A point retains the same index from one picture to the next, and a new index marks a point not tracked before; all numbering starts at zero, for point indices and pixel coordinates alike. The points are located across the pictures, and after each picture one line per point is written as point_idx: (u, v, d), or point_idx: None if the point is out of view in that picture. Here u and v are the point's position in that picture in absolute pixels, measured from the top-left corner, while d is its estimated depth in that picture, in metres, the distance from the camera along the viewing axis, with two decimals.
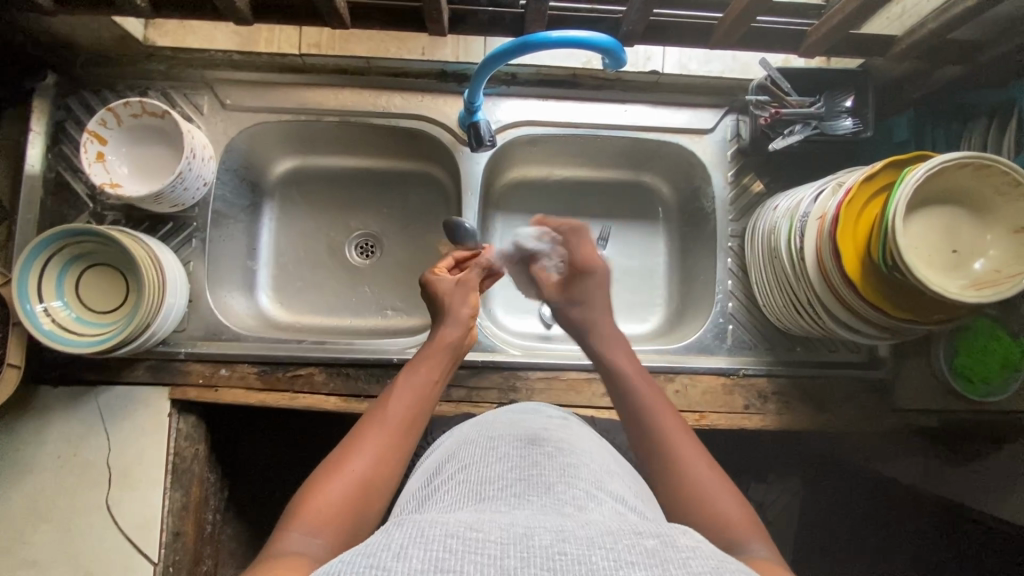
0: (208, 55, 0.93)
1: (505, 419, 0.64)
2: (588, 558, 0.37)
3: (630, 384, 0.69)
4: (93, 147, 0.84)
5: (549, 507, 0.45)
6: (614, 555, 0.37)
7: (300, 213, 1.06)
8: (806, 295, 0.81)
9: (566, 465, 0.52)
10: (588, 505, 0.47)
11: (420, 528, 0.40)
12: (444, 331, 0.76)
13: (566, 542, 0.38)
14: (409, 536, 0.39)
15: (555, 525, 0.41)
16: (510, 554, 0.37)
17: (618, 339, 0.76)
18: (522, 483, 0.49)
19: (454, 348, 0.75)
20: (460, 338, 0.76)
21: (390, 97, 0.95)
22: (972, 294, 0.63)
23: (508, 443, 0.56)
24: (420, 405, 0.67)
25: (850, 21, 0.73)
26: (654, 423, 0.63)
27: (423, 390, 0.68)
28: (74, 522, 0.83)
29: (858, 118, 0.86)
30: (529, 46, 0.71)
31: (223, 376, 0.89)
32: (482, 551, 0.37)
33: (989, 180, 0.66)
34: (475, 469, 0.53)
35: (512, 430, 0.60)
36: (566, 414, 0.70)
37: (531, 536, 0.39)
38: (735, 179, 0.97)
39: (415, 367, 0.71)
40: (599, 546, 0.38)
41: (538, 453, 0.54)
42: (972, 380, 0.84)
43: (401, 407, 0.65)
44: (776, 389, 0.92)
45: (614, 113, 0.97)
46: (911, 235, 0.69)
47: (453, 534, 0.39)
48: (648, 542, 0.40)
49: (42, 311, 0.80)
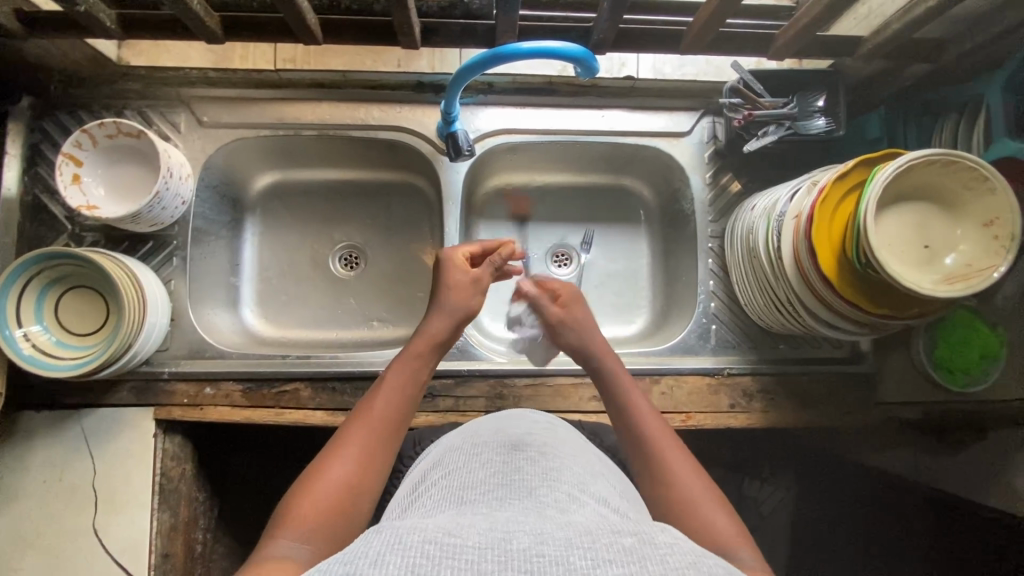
0: (183, 73, 0.93)
1: (489, 426, 0.64)
2: (566, 559, 0.37)
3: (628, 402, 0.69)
4: (69, 169, 0.83)
5: (530, 508, 0.46)
6: (592, 554, 0.38)
7: (281, 226, 1.06)
8: (785, 295, 0.82)
9: (548, 468, 0.53)
10: (571, 506, 0.47)
11: (397, 535, 0.40)
12: (430, 324, 0.74)
13: (545, 544, 0.39)
14: (386, 543, 0.39)
15: (534, 528, 0.42)
16: (488, 557, 0.38)
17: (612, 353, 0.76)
18: (504, 487, 0.50)
19: (439, 345, 0.74)
20: (447, 332, 0.75)
21: (369, 109, 0.95)
22: (944, 290, 0.64)
23: (491, 449, 0.57)
24: (403, 405, 0.66)
25: (818, 22, 0.74)
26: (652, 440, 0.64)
27: (407, 391, 0.68)
28: (60, 547, 0.83)
29: (831, 116, 0.87)
30: (500, 58, 0.71)
31: (208, 394, 0.88)
32: (460, 555, 0.38)
33: (956, 176, 0.67)
34: (458, 475, 0.53)
35: (496, 436, 0.60)
36: (551, 418, 0.71)
37: (509, 540, 0.40)
38: (713, 179, 0.98)
39: (398, 365, 0.70)
40: (577, 546, 0.39)
41: (520, 458, 0.54)
42: (953, 371, 0.86)
43: (383, 410, 0.64)
44: (760, 387, 0.93)
45: (591, 118, 0.98)
46: (882, 232, 0.70)
47: (431, 539, 0.39)
48: (626, 540, 0.40)
49: (21, 336, 0.79)
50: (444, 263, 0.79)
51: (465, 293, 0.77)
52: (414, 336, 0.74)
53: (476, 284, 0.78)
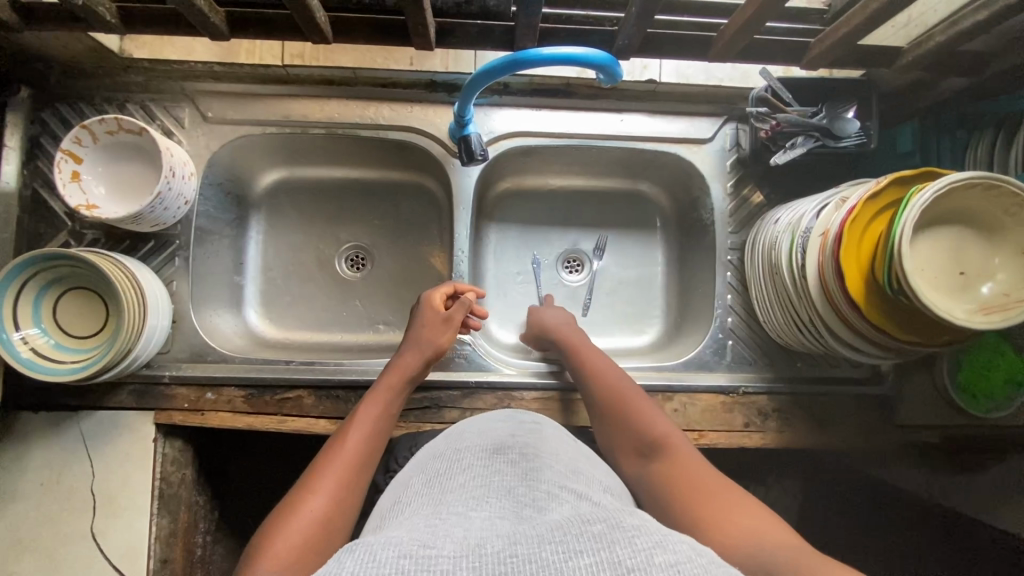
0: (188, 67, 0.89)
1: (476, 429, 0.62)
2: (538, 556, 0.36)
3: (575, 348, 0.82)
4: (68, 166, 0.80)
5: (507, 510, 0.44)
6: (564, 547, 0.37)
7: (288, 223, 1.03)
8: (808, 315, 0.79)
9: (529, 468, 0.51)
10: (549, 505, 0.45)
11: (372, 552, 0.37)
12: (402, 357, 0.77)
13: (517, 545, 0.38)
14: (361, 563, 0.36)
15: (506, 530, 0.41)
16: (462, 566, 0.36)
17: (583, 342, 0.83)
18: (481, 489, 0.48)
19: (411, 377, 0.77)
20: (420, 366, 0.78)
21: (379, 108, 0.92)
22: (981, 323, 0.61)
23: (472, 453, 0.55)
24: (373, 436, 0.66)
25: (856, 34, 0.70)
26: (604, 374, 0.76)
27: (378, 421, 0.68)
28: (57, 552, 0.81)
29: (863, 129, 0.83)
30: (519, 64, 0.68)
31: (209, 399, 0.86)
32: (435, 567, 0.35)
33: (999, 201, 0.64)
34: (437, 483, 0.51)
35: (479, 440, 0.58)
36: (540, 418, 0.68)
37: (482, 546, 0.38)
38: (734, 190, 0.95)
39: (374, 398, 0.71)
40: (549, 541, 0.38)
41: (501, 461, 0.52)
42: (975, 396, 0.83)
43: (356, 442, 0.64)
44: (776, 407, 0.90)
45: (610, 122, 0.94)
46: (914, 255, 0.66)
47: (407, 554, 0.37)
48: (595, 527, 0.40)
49: (19, 340, 0.77)
50: (421, 305, 0.84)
51: (437, 330, 0.81)
52: (388, 368, 0.76)
53: (448, 321, 0.82)
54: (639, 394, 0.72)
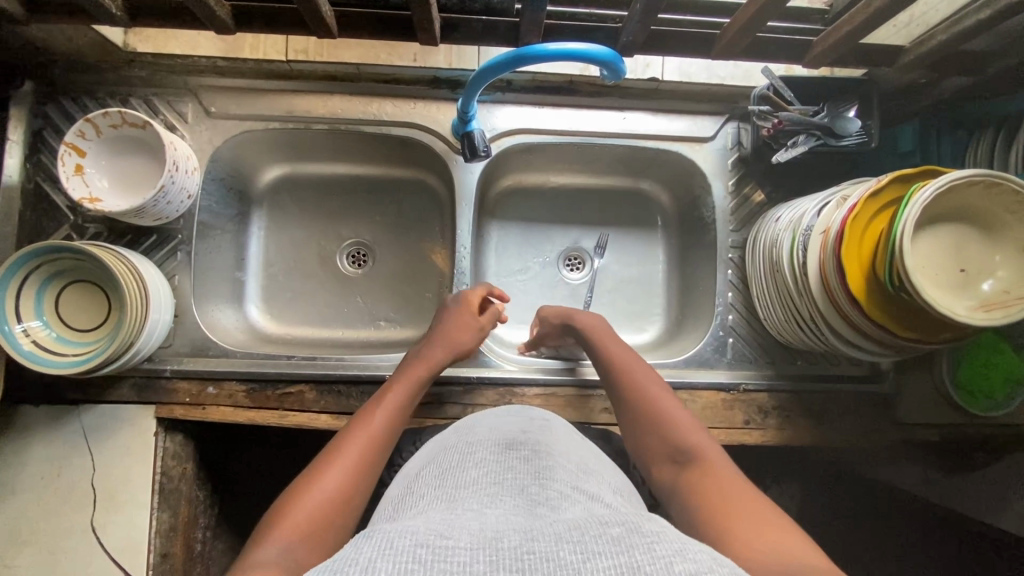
0: (191, 61, 0.90)
1: (485, 425, 0.62)
2: (556, 554, 0.36)
3: (601, 339, 0.82)
4: (71, 159, 0.80)
5: (522, 507, 0.44)
6: (582, 548, 0.37)
7: (290, 219, 1.04)
8: (808, 313, 0.79)
9: (541, 467, 0.51)
10: (562, 504, 0.45)
11: (388, 539, 0.38)
12: (431, 350, 0.77)
13: (535, 542, 0.38)
14: (378, 549, 0.36)
15: (523, 526, 0.41)
16: (479, 558, 0.36)
17: (606, 332, 0.83)
18: (496, 485, 0.48)
19: (435, 368, 0.77)
20: (444, 359, 0.78)
21: (382, 104, 0.92)
22: (980, 319, 0.61)
23: (485, 448, 0.55)
24: (395, 419, 0.66)
25: (858, 33, 0.70)
26: (630, 367, 0.76)
27: (400, 405, 0.68)
28: (56, 545, 0.81)
29: (863, 129, 0.83)
30: (524, 59, 0.68)
31: (211, 394, 0.86)
32: (452, 558, 0.36)
33: (997, 199, 0.64)
34: (450, 476, 0.51)
35: (489, 435, 0.58)
36: (548, 414, 0.68)
37: (498, 540, 0.38)
38: (735, 188, 0.95)
39: (397, 383, 0.71)
40: (567, 541, 0.38)
41: (514, 457, 0.52)
42: (974, 394, 0.84)
43: (378, 422, 0.64)
44: (776, 404, 0.90)
45: (612, 120, 0.94)
46: (917, 255, 0.67)
47: (423, 543, 0.37)
48: (614, 530, 0.40)
49: (20, 332, 0.77)
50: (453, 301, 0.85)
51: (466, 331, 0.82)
52: (415, 359, 0.76)
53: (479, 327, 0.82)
54: (665, 393, 0.72)
